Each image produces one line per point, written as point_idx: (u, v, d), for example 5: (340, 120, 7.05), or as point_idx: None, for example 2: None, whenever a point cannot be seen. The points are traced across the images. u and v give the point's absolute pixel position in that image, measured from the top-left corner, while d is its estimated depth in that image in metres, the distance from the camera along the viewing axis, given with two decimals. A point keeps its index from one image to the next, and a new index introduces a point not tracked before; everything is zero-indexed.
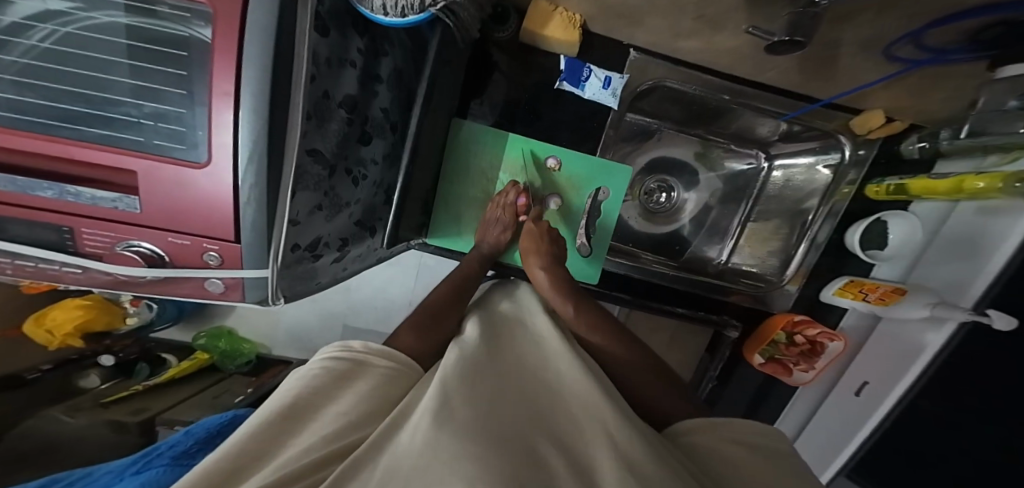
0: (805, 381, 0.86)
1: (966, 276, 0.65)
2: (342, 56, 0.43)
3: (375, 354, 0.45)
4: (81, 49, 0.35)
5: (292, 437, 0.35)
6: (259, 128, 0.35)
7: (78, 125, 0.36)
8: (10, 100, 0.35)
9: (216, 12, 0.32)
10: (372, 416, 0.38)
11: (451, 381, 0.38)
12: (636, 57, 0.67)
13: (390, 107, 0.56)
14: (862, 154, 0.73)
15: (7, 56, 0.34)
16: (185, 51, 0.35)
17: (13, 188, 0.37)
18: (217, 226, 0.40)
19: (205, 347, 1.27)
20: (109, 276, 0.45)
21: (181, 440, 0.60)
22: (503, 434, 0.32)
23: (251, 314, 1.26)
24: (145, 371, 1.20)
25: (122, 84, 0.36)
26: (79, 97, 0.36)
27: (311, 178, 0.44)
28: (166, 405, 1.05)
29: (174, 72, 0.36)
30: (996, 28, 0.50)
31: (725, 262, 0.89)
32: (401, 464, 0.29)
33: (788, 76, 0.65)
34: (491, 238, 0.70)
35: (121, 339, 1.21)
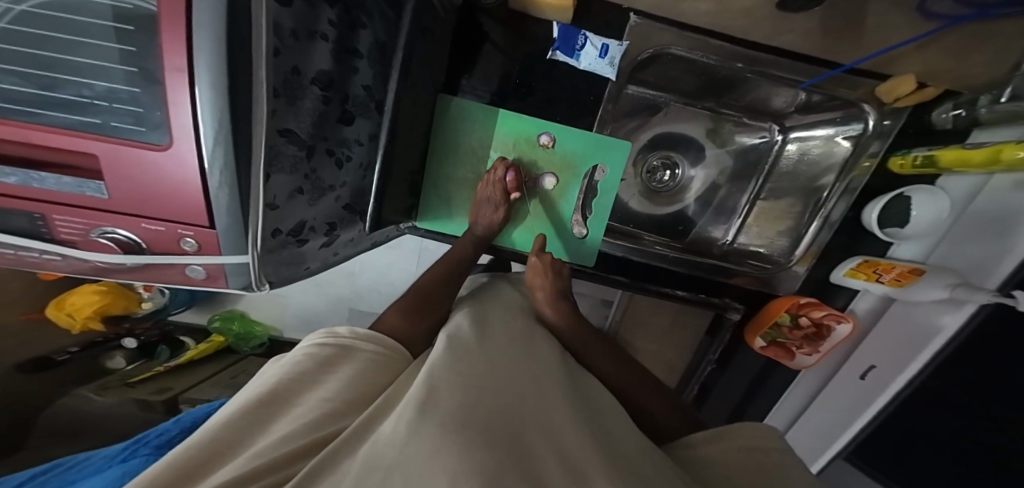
0: (808, 365, 0.83)
1: (992, 257, 0.60)
2: (313, 28, 0.40)
3: (359, 339, 0.44)
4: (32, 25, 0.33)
5: (273, 422, 0.34)
6: (219, 107, 0.32)
7: (39, 109, 0.34)
8: None
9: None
10: (357, 402, 0.38)
11: (439, 372, 0.37)
12: (637, 22, 0.61)
13: (373, 84, 0.54)
14: (886, 125, 0.66)
15: None
16: (131, 25, 0.32)
17: None
18: (190, 211, 0.39)
19: (220, 330, 1.29)
20: (89, 263, 0.44)
21: (169, 427, 0.63)
22: (490, 426, 0.31)
23: (258, 299, 1.27)
24: (166, 353, 1.24)
25: (72, 63, 0.34)
26: (33, 79, 0.34)
27: (287, 160, 0.43)
28: (189, 384, 1.08)
29: (121, 48, 0.33)
30: None
31: (731, 242, 0.85)
32: (378, 454, 0.28)
33: (808, 41, 0.58)
34: (485, 219, 0.67)
35: (139, 322, 1.22)
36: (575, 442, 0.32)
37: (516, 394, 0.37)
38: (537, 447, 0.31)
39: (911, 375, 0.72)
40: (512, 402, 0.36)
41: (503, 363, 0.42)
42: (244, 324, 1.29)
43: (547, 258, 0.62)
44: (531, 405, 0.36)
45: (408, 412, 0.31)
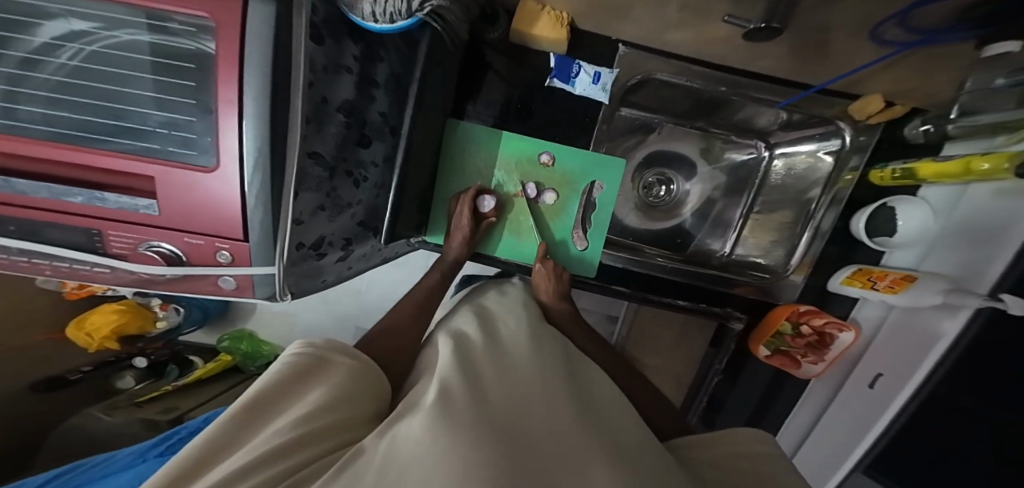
0: (816, 374, 0.84)
1: (984, 261, 0.62)
2: (339, 63, 0.46)
3: (331, 350, 0.44)
4: (99, 63, 0.38)
5: (255, 433, 0.33)
6: (262, 132, 0.38)
7: (111, 137, 0.40)
8: (49, 115, 0.39)
9: (218, 29, 0.34)
10: (341, 407, 0.38)
11: (450, 375, 0.40)
12: (626, 51, 0.67)
13: (389, 111, 0.59)
14: (862, 140, 0.71)
15: (43, 74, 0.38)
16: (192, 63, 0.37)
17: (49, 196, 0.41)
18: (229, 226, 0.43)
19: (228, 349, 1.30)
20: (134, 274, 0.48)
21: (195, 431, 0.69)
22: (497, 424, 0.33)
23: (269, 317, 1.30)
24: (174, 373, 1.25)
25: (136, 96, 0.39)
26: (99, 110, 0.39)
27: (313, 179, 0.48)
28: (196, 403, 1.11)
29: (182, 84, 0.38)
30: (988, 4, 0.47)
31: (729, 254, 0.87)
32: (403, 453, 0.30)
33: (782, 64, 0.63)
34: (455, 247, 0.68)
35: (150, 341, 1.23)
36: (575, 433, 0.35)
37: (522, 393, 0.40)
38: (542, 440, 0.34)
39: (923, 383, 0.72)
40: (518, 403, 0.38)
41: (505, 368, 0.44)
42: (253, 343, 1.30)
43: (551, 264, 0.65)
44: (537, 404, 0.38)
45: (425, 411, 0.34)
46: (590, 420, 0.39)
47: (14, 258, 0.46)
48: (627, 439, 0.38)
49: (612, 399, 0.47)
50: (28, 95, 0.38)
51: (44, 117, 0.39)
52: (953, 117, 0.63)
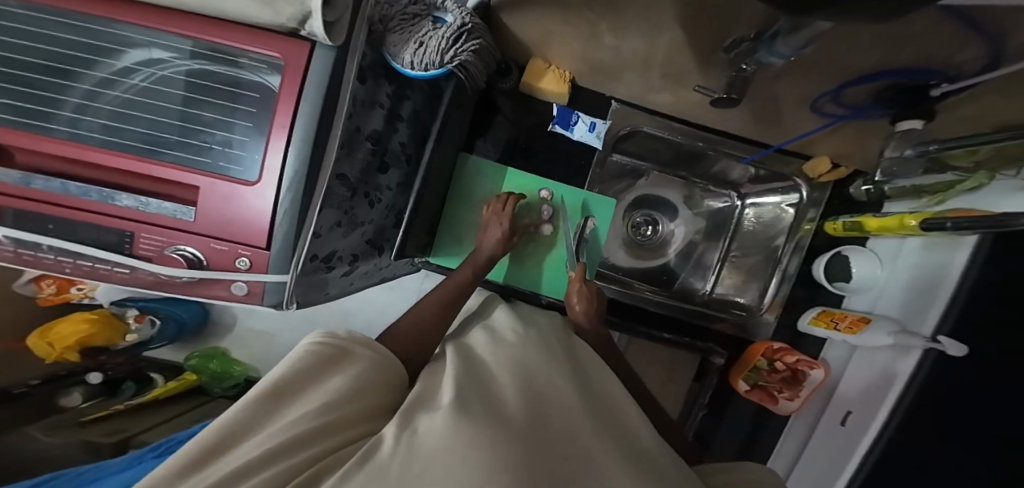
0: (791, 410, 0.88)
1: (923, 304, 0.71)
2: (374, 99, 0.53)
3: (355, 342, 0.44)
4: (169, 86, 0.45)
5: (274, 415, 0.34)
6: (304, 152, 0.43)
7: (165, 149, 0.44)
8: (105, 124, 0.43)
9: (286, 70, 0.41)
10: (359, 400, 0.38)
11: (463, 386, 0.41)
12: (618, 107, 0.78)
13: (407, 141, 0.65)
14: (817, 196, 0.81)
15: (114, 92, 0.44)
16: (256, 92, 0.44)
17: (97, 198, 0.44)
18: (255, 234, 0.46)
19: (195, 368, 1.19)
20: (153, 275, 0.50)
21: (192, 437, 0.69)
22: (518, 430, 0.35)
23: (250, 335, 1.22)
24: (129, 391, 1.10)
25: (195, 115, 0.45)
26: (154, 124, 0.44)
27: (335, 198, 0.52)
28: (146, 425, 0.94)
29: (244, 109, 0.44)
30: (892, 89, 0.51)
31: (709, 292, 0.94)
32: (425, 444, 0.31)
33: (746, 126, 0.71)
34: (487, 247, 0.70)
35: (112, 356, 1.09)
36: (593, 448, 0.37)
37: (535, 403, 0.41)
38: (563, 451, 0.35)
39: (884, 424, 0.75)
40: (528, 408, 0.39)
41: (515, 376, 0.46)
42: (223, 363, 1.20)
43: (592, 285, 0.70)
44: (552, 416, 0.41)
45: (444, 414, 0.35)
46: (598, 431, 0.41)
47: (41, 254, 0.49)
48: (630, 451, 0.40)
49: (623, 403, 0.50)
50: (97, 109, 0.44)
51: (105, 128, 0.43)
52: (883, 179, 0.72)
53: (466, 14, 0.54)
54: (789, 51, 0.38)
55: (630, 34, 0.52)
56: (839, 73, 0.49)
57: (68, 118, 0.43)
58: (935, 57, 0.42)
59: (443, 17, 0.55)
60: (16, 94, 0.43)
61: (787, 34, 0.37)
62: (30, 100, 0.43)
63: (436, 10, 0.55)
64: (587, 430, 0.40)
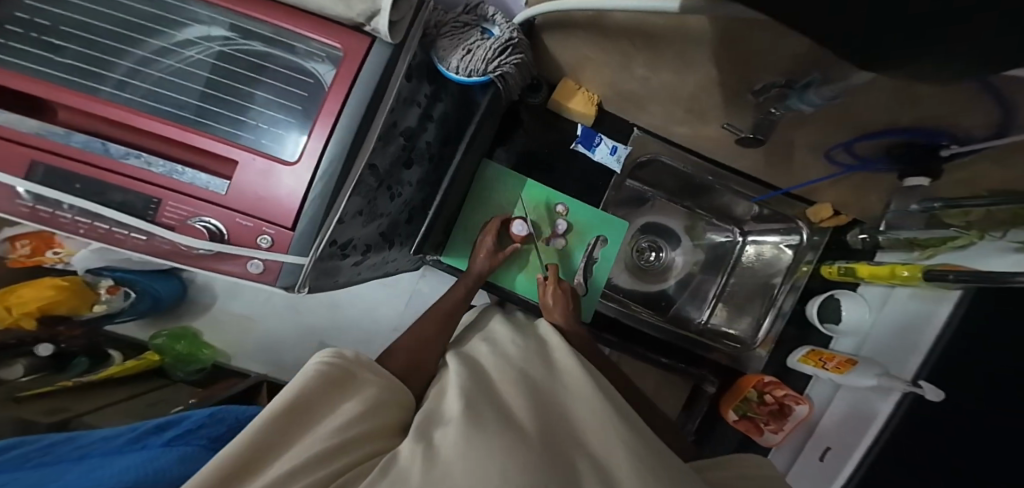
0: (774, 443, 0.89)
1: (907, 350, 0.74)
2: (413, 97, 0.55)
3: (361, 364, 0.47)
4: (223, 61, 0.49)
5: (289, 438, 0.38)
6: (348, 138, 0.46)
7: (210, 121, 0.47)
8: (157, 92, 0.47)
9: (344, 60, 0.46)
10: (370, 419, 0.43)
11: (469, 395, 0.46)
12: (640, 134, 0.81)
13: (433, 141, 0.67)
14: (817, 240, 0.85)
15: (171, 62, 0.48)
16: (309, 78, 0.49)
17: (134, 162, 0.46)
18: (283, 212, 0.47)
19: (159, 348, 1.07)
20: (170, 244, 0.50)
21: (212, 424, 0.57)
22: (528, 437, 0.41)
23: (227, 318, 1.14)
24: (82, 367, 0.95)
25: (244, 91, 0.49)
26: (205, 97, 0.48)
27: (364, 187, 0.53)
28: (89, 409, 0.77)
29: (295, 92, 0.49)
30: (901, 148, 0.55)
31: (705, 322, 0.96)
32: (442, 452, 0.37)
33: (758, 166, 0.75)
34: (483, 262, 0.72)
35: (71, 327, 0.98)
36: (598, 445, 0.44)
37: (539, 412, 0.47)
38: (567, 455, 0.42)
39: (862, 457, 0.77)
40: (535, 417, 0.45)
41: (518, 385, 0.50)
42: (191, 345, 1.10)
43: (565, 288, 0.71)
44: (556, 422, 0.47)
45: (456, 424, 0.40)
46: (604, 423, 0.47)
47: (58, 212, 0.48)
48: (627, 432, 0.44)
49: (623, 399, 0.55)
50: (149, 75, 0.47)
51: (149, 92, 0.47)
52: (884, 230, 0.78)
53: (513, 29, 0.57)
54: (820, 101, 0.44)
55: (664, 70, 0.56)
56: (857, 125, 0.52)
57: (116, 81, 0.46)
58: (945, 123, 0.47)
59: (490, 29, 0.58)
60: (74, 54, 0.46)
61: (819, 85, 0.43)
62: (86, 62, 0.46)
63: (485, 22, 0.58)
64: (588, 434, 0.46)
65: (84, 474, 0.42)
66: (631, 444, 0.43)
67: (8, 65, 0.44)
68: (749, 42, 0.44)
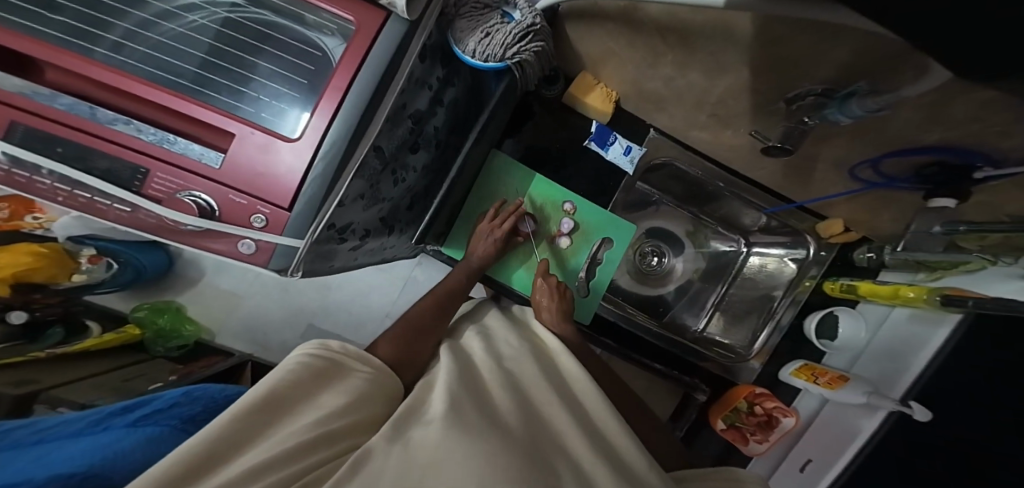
0: (758, 453, 0.88)
1: (894, 371, 0.75)
2: (425, 79, 0.53)
3: (348, 355, 0.46)
4: (224, 27, 0.46)
5: (265, 428, 0.37)
6: (353, 116, 0.44)
7: (209, 91, 0.44)
8: (153, 56, 0.43)
9: (355, 35, 0.44)
10: (352, 414, 0.42)
11: (457, 390, 0.45)
12: (656, 136, 0.79)
13: (441, 127, 0.64)
14: (823, 255, 0.84)
15: (168, 24, 0.44)
16: (318, 51, 0.46)
17: (122, 129, 0.42)
18: (281, 191, 0.44)
19: (140, 321, 1.03)
20: (156, 218, 0.47)
21: (185, 403, 0.54)
22: (512, 439, 0.40)
23: (213, 293, 1.11)
24: (57, 338, 0.90)
25: (246, 61, 0.46)
26: (203, 63, 0.45)
27: (368, 169, 0.50)
28: (63, 381, 0.74)
29: (302, 65, 0.46)
30: (934, 168, 0.51)
31: (701, 331, 0.95)
32: (418, 456, 0.36)
33: (774, 178, 0.74)
34: (480, 252, 0.70)
35: (47, 295, 0.93)
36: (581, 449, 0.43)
37: (526, 413, 0.46)
38: (550, 458, 0.41)
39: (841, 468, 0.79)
40: (520, 419, 0.44)
41: (505, 383, 0.49)
42: (174, 319, 1.06)
43: (552, 281, 0.67)
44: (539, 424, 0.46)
45: (439, 421, 0.39)
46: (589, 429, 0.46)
47: (36, 178, 0.44)
48: (616, 450, 0.44)
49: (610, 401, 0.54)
50: (145, 37, 0.44)
51: (144, 56, 0.43)
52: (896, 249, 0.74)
53: (535, 15, 0.53)
54: (860, 112, 0.43)
55: (692, 72, 0.54)
56: (888, 144, 0.50)
57: (111, 41, 0.42)
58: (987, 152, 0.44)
59: (511, 13, 0.54)
60: (64, 8, 0.42)
61: (864, 95, 0.41)
62: (73, 15, 0.42)
63: (505, 5, 0.54)
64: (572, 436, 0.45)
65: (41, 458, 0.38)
66: (616, 462, 0.42)
67: None
68: (785, 54, 0.42)
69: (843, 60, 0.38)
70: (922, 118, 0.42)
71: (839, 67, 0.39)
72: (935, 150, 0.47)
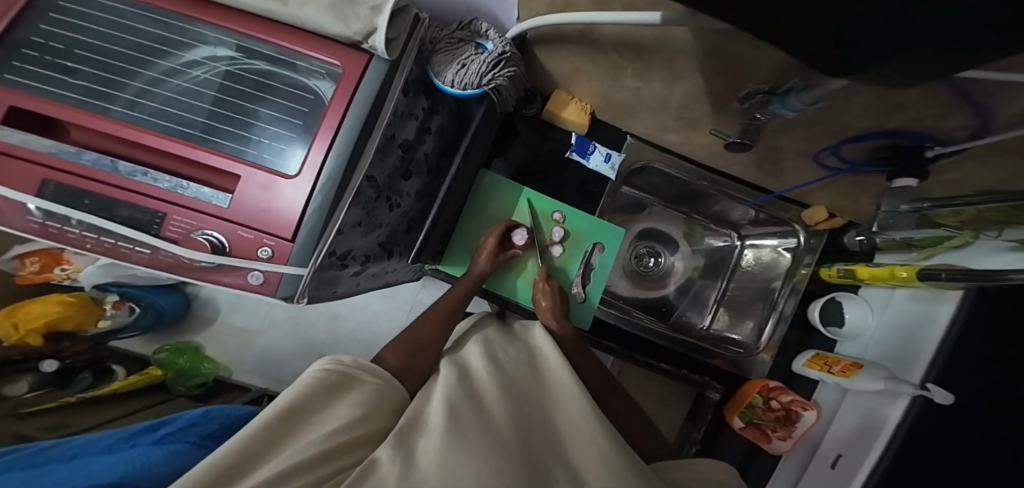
0: (783, 451, 0.84)
1: (911, 353, 0.72)
2: (410, 111, 0.57)
3: (358, 368, 0.48)
4: (226, 81, 0.51)
5: (283, 441, 0.40)
6: (344, 153, 0.48)
7: (215, 138, 0.49)
8: (164, 111, 0.49)
9: (342, 77, 0.49)
10: (361, 425, 0.44)
11: (456, 399, 0.46)
12: (633, 141, 0.83)
13: (431, 152, 0.69)
14: (814, 243, 0.86)
15: (178, 82, 0.50)
16: (310, 94, 0.51)
17: (140, 179, 0.47)
18: (283, 224, 0.48)
19: (161, 363, 1.07)
20: (172, 257, 0.51)
21: (204, 422, 0.55)
22: (511, 450, 0.41)
23: (227, 331, 1.15)
24: (84, 383, 0.94)
25: (246, 108, 0.51)
26: (209, 114, 0.50)
27: (363, 198, 0.54)
28: (94, 423, 0.79)
29: (296, 107, 0.51)
30: (887, 151, 0.54)
31: (706, 328, 0.96)
32: (422, 463, 0.37)
33: (752, 172, 0.77)
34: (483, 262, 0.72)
35: (76, 342, 0.98)
36: (578, 459, 0.45)
37: (521, 420, 0.48)
38: (549, 471, 0.43)
39: (878, 459, 0.71)
40: (516, 427, 0.45)
41: (503, 390, 0.50)
42: (194, 359, 1.09)
43: (552, 283, 0.71)
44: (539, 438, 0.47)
45: (438, 431, 0.41)
46: (587, 434, 0.46)
47: (66, 228, 0.49)
48: (608, 446, 0.44)
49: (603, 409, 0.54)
50: (156, 94, 0.50)
51: (156, 111, 0.49)
52: (877, 231, 0.76)
53: (506, 43, 0.59)
54: (801, 106, 0.46)
55: (654, 81, 0.58)
56: (844, 135, 0.53)
57: (127, 100, 0.48)
58: (936, 135, 0.46)
59: (484, 43, 0.60)
60: (88, 76, 0.48)
61: (801, 90, 0.44)
62: (99, 82, 0.48)
63: (478, 37, 0.61)
64: (569, 444, 0.47)
65: (75, 472, 0.42)
66: (609, 457, 0.43)
67: (23, 86, 0.47)
68: (728, 60, 0.46)
69: (777, 62, 0.41)
70: (867, 108, 0.44)
71: (774, 65, 0.42)
72: (886, 134, 0.49)
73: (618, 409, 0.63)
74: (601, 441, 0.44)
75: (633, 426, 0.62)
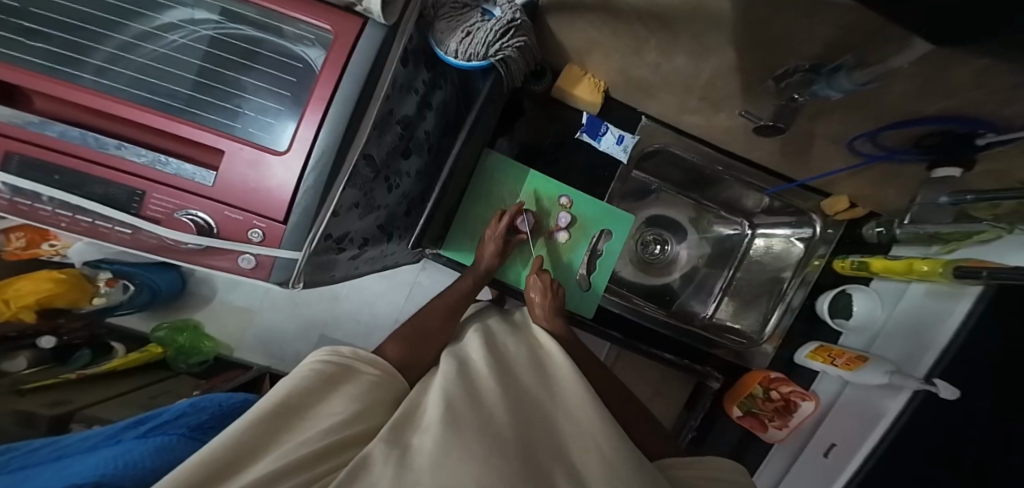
0: (779, 439, 0.86)
1: (917, 349, 0.71)
2: (410, 84, 0.53)
3: (357, 360, 0.47)
4: (207, 46, 0.47)
5: (279, 437, 0.38)
6: (337, 127, 0.43)
7: (197, 110, 0.45)
8: (138, 79, 0.44)
9: (334, 42, 0.44)
10: (360, 420, 0.42)
11: (454, 392, 0.45)
12: (647, 122, 0.79)
13: (432, 130, 0.64)
14: (830, 233, 0.83)
15: (153, 47, 0.46)
16: (300, 63, 0.46)
17: (114, 152, 0.43)
18: (273, 204, 0.45)
19: (161, 340, 1.06)
20: (156, 238, 0.48)
21: (192, 413, 0.55)
22: (510, 447, 0.39)
23: (224, 309, 1.12)
24: (83, 361, 0.94)
25: (229, 77, 0.46)
26: (189, 84, 0.46)
27: (360, 178, 0.50)
28: (94, 400, 0.79)
29: (284, 77, 0.47)
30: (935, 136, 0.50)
31: (710, 316, 0.93)
32: (416, 458, 0.35)
33: (772, 157, 0.73)
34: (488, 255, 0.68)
35: (71, 320, 0.95)
36: (578, 456, 0.43)
37: (520, 414, 0.46)
38: (548, 468, 0.41)
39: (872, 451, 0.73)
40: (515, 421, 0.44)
41: (502, 383, 0.49)
42: (194, 337, 1.08)
43: (546, 279, 0.65)
44: (538, 434, 0.45)
45: (434, 424, 0.39)
46: (588, 431, 0.45)
47: (38, 205, 0.46)
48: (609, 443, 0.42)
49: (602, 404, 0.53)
50: (129, 60, 0.45)
51: (130, 79, 0.44)
52: (901, 222, 0.72)
53: (515, 10, 0.54)
54: (849, 86, 0.42)
55: (679, 56, 0.54)
56: (884, 119, 0.49)
57: (96, 66, 0.44)
58: (988, 122, 0.43)
59: (491, 10, 0.55)
60: (50, 38, 0.43)
61: (851, 69, 0.40)
62: (64, 45, 0.43)
63: (485, 3, 0.56)
64: (569, 441, 0.45)
65: (59, 473, 0.40)
66: (610, 453, 0.41)
67: None
68: (770, 33, 0.41)
69: (827, 38, 0.37)
70: (918, 89, 0.41)
71: (824, 43, 0.38)
72: (932, 119, 0.45)
73: (618, 407, 0.61)
74: (601, 436, 0.43)
75: (636, 418, 0.60)
